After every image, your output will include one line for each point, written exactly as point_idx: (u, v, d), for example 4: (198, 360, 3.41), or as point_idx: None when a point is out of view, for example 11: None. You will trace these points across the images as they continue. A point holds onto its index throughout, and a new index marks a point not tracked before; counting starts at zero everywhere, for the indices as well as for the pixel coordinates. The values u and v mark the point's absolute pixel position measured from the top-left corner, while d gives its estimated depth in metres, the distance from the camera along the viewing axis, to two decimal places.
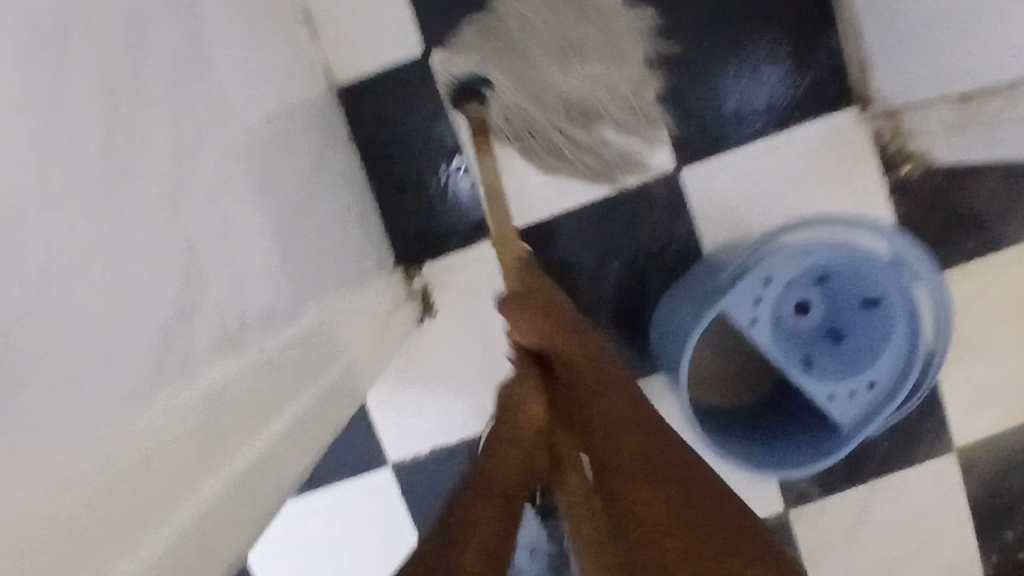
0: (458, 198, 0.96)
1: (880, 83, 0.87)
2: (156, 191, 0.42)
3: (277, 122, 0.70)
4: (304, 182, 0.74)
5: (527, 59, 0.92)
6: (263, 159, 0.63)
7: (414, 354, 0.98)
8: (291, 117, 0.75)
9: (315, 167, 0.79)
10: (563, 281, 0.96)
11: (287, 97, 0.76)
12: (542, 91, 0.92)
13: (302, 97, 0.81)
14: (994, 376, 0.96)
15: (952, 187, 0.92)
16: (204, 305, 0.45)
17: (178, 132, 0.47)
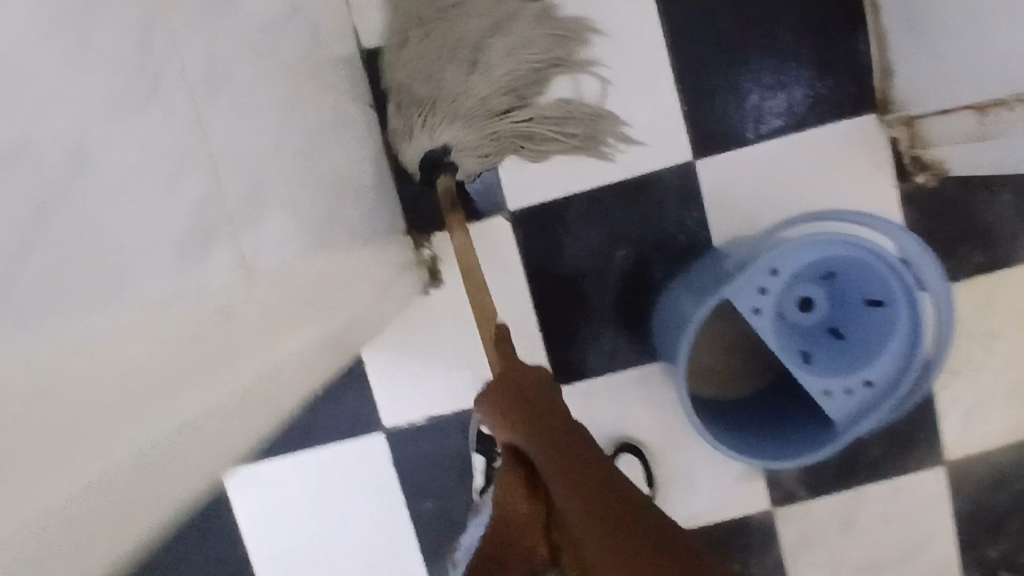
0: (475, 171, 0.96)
1: (900, 91, 0.88)
2: (185, 107, 0.42)
3: (304, 72, 0.71)
4: (324, 133, 0.74)
5: (453, 82, 0.83)
6: (286, 107, 0.64)
7: (415, 323, 0.99)
8: (315, 70, 0.75)
9: (335, 123, 0.79)
10: (569, 262, 0.97)
11: (313, 49, 0.76)
12: (485, 101, 0.85)
13: (328, 53, 0.81)
14: (988, 391, 0.97)
15: (964, 200, 0.92)
16: (226, 229, 0.45)
17: (212, 58, 0.48)
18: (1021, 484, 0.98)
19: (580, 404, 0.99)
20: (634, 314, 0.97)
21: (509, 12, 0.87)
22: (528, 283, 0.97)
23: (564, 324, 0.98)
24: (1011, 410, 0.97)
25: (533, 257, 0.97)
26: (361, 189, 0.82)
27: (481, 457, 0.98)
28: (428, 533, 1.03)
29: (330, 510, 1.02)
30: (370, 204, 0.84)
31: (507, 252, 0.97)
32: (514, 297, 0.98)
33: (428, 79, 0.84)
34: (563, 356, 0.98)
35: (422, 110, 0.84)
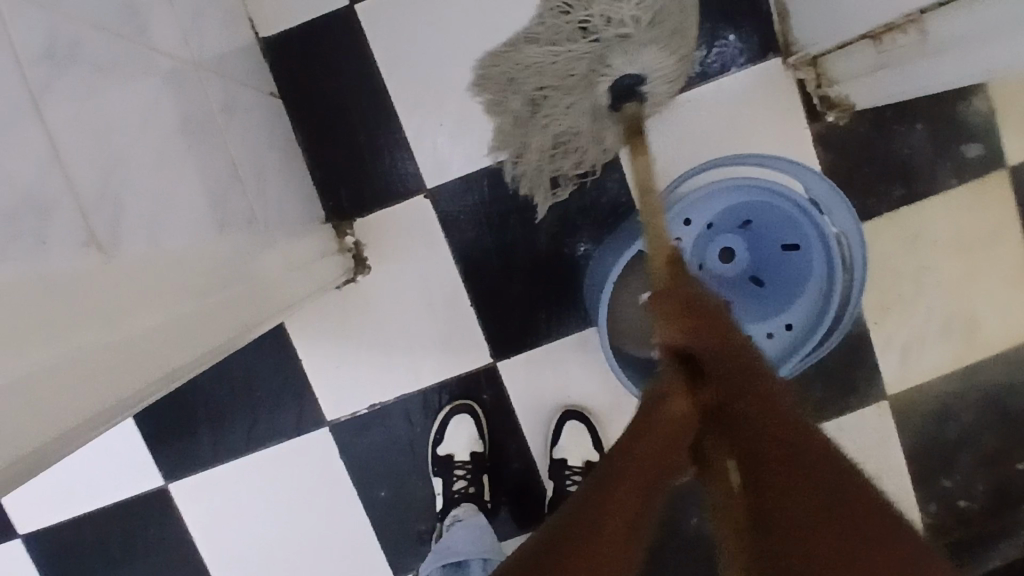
0: (391, 154, 0.96)
1: (797, 34, 0.88)
2: (11, 103, 0.41)
3: (187, 62, 0.70)
4: (215, 124, 0.73)
5: (546, 108, 0.87)
6: (164, 98, 0.63)
7: (347, 311, 0.99)
8: (202, 64, 0.74)
9: (230, 117, 0.78)
10: (493, 236, 0.96)
11: (200, 43, 0.75)
12: (560, 79, 0.85)
13: (218, 46, 0.80)
14: (927, 325, 0.97)
15: (878, 136, 0.93)
16: (65, 225, 0.43)
17: (49, 49, 0.46)
18: (966, 413, 1.00)
19: (521, 377, 0.99)
20: (565, 281, 0.97)
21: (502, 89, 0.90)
22: (456, 261, 0.97)
23: (494, 299, 0.98)
24: (951, 343, 0.98)
25: (457, 235, 0.97)
26: (266, 182, 0.82)
27: (440, 479, 0.98)
28: (385, 523, 1.02)
29: (284, 508, 1.02)
30: (277, 194, 0.84)
31: (432, 233, 0.97)
32: (444, 276, 0.97)
33: (559, 107, 0.86)
34: (499, 331, 0.98)
35: (580, 88, 0.84)
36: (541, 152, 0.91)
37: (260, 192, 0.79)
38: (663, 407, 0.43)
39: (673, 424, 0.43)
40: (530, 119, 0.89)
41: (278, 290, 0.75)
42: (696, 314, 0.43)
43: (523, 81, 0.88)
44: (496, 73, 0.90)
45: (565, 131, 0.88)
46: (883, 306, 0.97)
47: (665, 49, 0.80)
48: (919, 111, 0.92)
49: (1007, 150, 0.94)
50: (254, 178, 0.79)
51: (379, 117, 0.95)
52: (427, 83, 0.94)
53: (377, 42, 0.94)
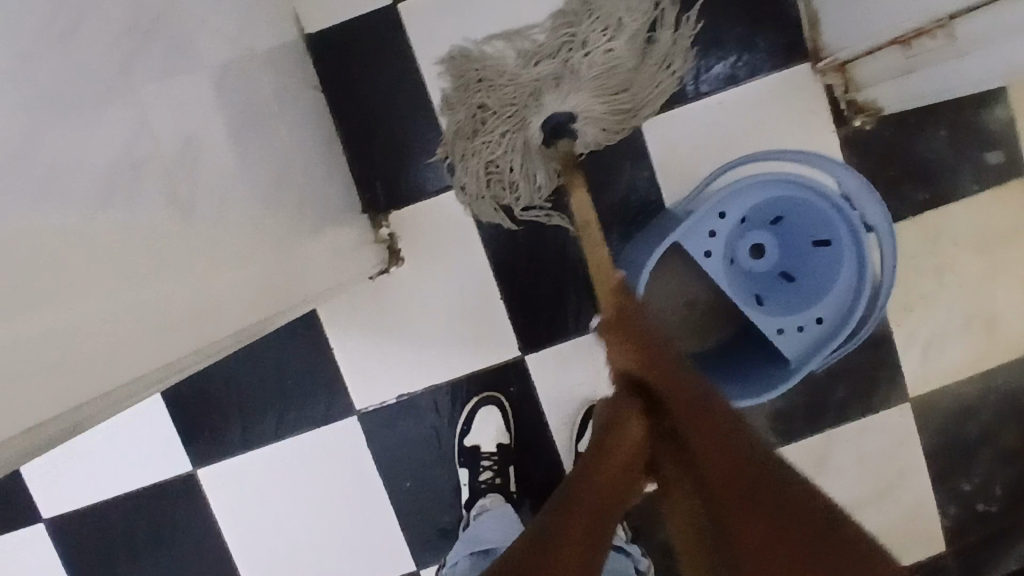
0: (427, 149, 0.98)
1: (825, 40, 0.91)
2: (103, 70, 0.43)
3: (243, 50, 0.73)
4: (266, 112, 0.75)
5: (489, 126, 0.93)
6: (226, 80, 0.65)
7: (379, 302, 1.00)
8: (255, 54, 0.77)
9: (279, 106, 0.80)
10: (524, 231, 0.99)
11: (254, 34, 0.78)
12: (509, 102, 0.92)
13: (268, 38, 0.83)
14: (948, 327, 0.99)
15: (903, 141, 0.95)
16: (146, 189, 0.46)
17: (135, 23, 0.49)
18: (985, 416, 1.01)
19: (548, 371, 1.01)
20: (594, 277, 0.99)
21: (457, 102, 0.95)
22: (487, 255, 0.99)
23: (524, 293, 1.00)
24: (972, 345, 0.99)
25: (489, 230, 0.99)
26: (308, 171, 0.84)
27: (466, 470, 1.00)
28: (409, 514, 1.03)
29: (310, 497, 1.03)
30: (319, 183, 0.87)
31: (464, 227, 0.99)
32: (475, 270, 1.00)
33: (498, 129, 0.93)
34: (527, 325, 1.00)
35: (522, 113, 0.92)
36: (467, 168, 0.96)
37: (303, 179, 0.82)
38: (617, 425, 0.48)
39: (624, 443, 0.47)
40: (472, 135, 0.95)
41: (312, 274, 0.78)
42: (638, 347, 0.54)
43: (473, 95, 0.94)
44: (457, 77, 0.95)
45: (494, 159, 0.94)
46: (905, 308, 0.99)
47: (598, 102, 0.92)
48: (943, 118, 0.95)
49: None
50: (299, 167, 0.82)
51: (417, 113, 0.98)
52: None
53: (417, 40, 0.97)
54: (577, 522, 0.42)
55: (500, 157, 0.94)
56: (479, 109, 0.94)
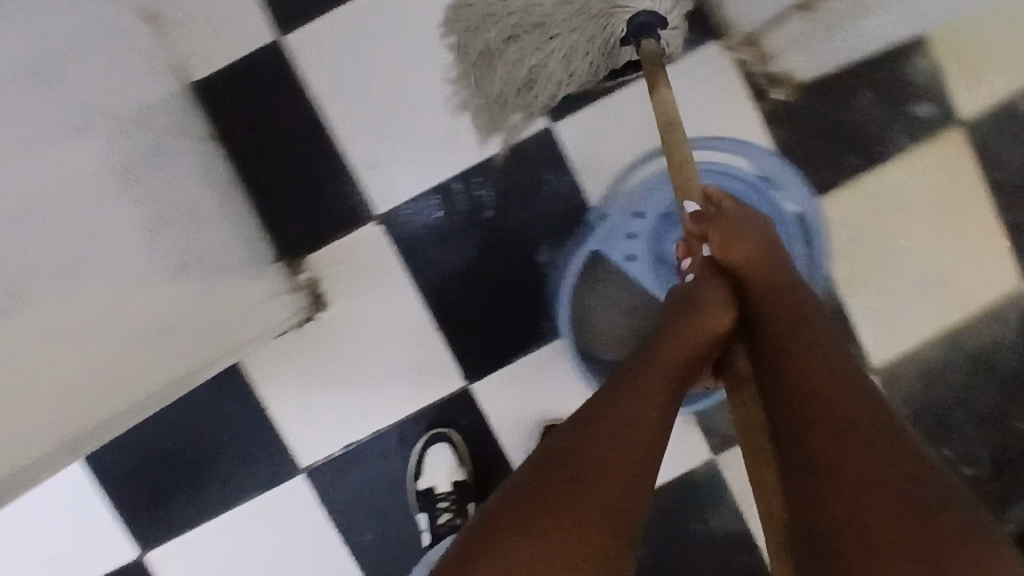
0: (338, 183, 0.94)
1: (728, 12, 0.88)
2: None
3: (113, 109, 0.68)
4: (148, 171, 0.71)
5: (533, 39, 0.86)
6: (83, 143, 0.60)
7: (311, 350, 0.95)
8: (128, 112, 0.72)
9: (164, 165, 0.75)
10: (451, 254, 0.94)
11: (123, 90, 0.73)
12: (558, 14, 0.84)
13: (143, 92, 0.78)
14: (904, 292, 0.96)
15: (829, 107, 0.91)
16: None
17: None
18: (956, 378, 0.97)
19: (499, 397, 0.96)
20: (531, 292, 0.94)
21: (483, 24, 0.88)
22: (417, 285, 0.94)
23: (460, 319, 0.95)
24: (930, 306, 0.96)
25: (415, 259, 0.94)
26: (206, 221, 0.79)
27: (424, 516, 0.94)
28: (376, 567, 0.98)
29: (269, 564, 0.98)
30: (220, 233, 0.81)
31: (390, 258, 0.94)
32: (406, 303, 0.95)
33: (536, 30, 0.85)
34: (469, 352, 0.95)
35: (579, 26, 0.83)
36: (499, 84, 0.89)
37: (199, 229, 0.77)
38: (710, 308, 0.67)
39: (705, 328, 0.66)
40: (506, 56, 0.87)
41: (203, 338, 0.73)
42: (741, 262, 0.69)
43: (501, 11, 0.86)
44: (479, 5, 0.88)
45: (533, 76, 0.88)
46: (855, 277, 0.95)
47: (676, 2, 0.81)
48: (865, 76, 0.91)
49: (956, 106, 0.93)
50: (193, 219, 0.76)
51: (323, 149, 0.93)
52: (365, 107, 0.92)
53: (312, 72, 0.92)
54: (666, 374, 0.64)
55: (541, 75, 0.88)
56: (513, 28, 0.86)
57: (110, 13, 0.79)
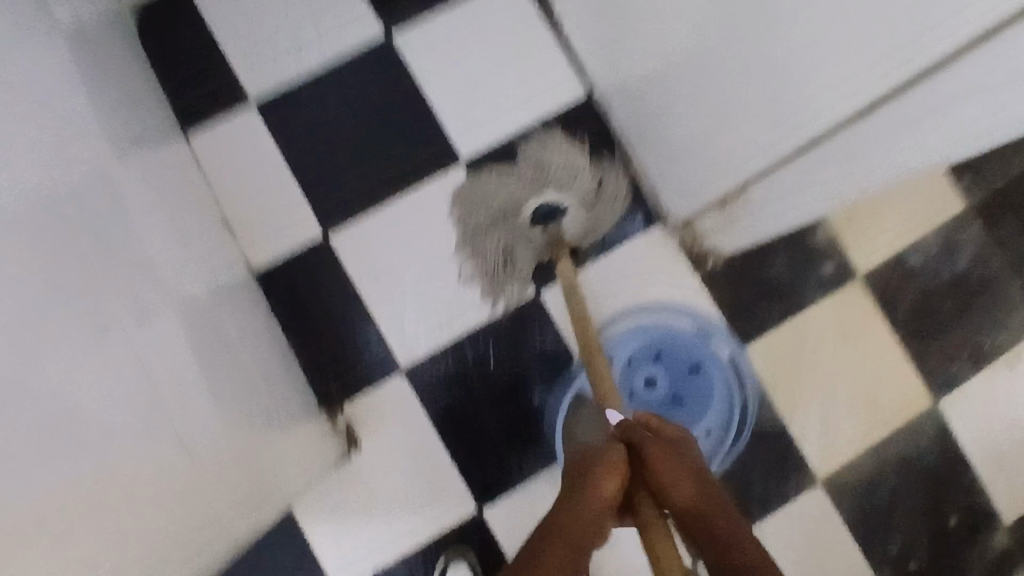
0: (369, 344, 1.16)
1: (666, 205, 1.17)
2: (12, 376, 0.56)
3: (194, 307, 0.90)
4: (218, 350, 0.92)
5: (502, 227, 1.17)
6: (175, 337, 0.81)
7: (347, 485, 1.13)
8: (206, 306, 0.94)
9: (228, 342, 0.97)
10: (461, 398, 1.15)
11: (201, 287, 0.96)
12: (516, 209, 1.18)
13: (216, 287, 1.01)
14: (834, 412, 1.17)
15: (753, 269, 1.18)
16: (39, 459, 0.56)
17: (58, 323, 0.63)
18: (889, 482, 1.16)
19: (506, 519, 1.13)
20: (528, 426, 1.14)
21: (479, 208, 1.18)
22: (434, 424, 1.14)
23: (471, 452, 1.14)
24: (857, 423, 1.17)
25: (433, 403, 1.15)
26: (263, 385, 1.01)
27: None
28: None
29: None
30: (273, 394, 1.02)
31: (411, 404, 1.15)
32: (426, 440, 1.14)
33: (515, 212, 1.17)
34: (479, 481, 1.13)
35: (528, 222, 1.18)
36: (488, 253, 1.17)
37: (258, 394, 0.98)
38: (605, 465, 0.60)
39: (599, 492, 0.58)
40: (490, 232, 1.17)
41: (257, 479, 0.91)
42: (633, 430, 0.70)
43: (489, 201, 1.18)
44: (477, 192, 1.18)
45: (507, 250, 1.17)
46: (792, 400, 1.17)
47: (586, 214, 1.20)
48: (779, 245, 1.19)
49: (853, 264, 1.20)
50: (254, 385, 0.98)
51: (357, 317, 1.17)
52: (391, 283, 1.17)
53: (349, 259, 1.17)
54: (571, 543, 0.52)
55: (510, 250, 1.17)
56: (493, 217, 1.18)
57: (193, 229, 1.04)
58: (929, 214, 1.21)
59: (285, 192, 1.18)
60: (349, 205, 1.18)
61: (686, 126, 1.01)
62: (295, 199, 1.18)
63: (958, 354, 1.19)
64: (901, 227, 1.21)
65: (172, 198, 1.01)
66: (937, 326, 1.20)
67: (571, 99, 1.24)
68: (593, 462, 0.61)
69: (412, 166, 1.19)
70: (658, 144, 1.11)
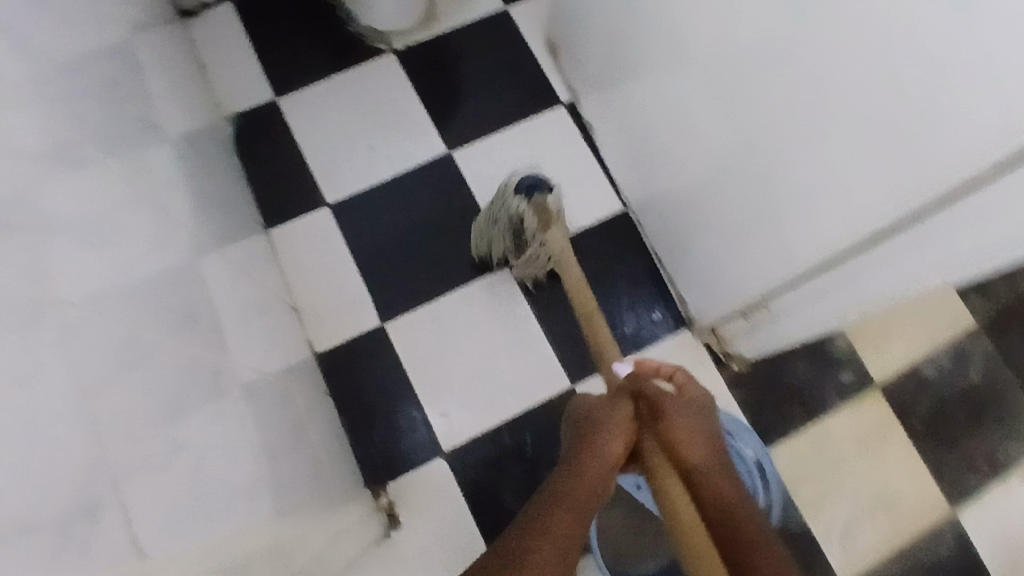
0: (414, 428, 1.25)
1: (693, 311, 1.29)
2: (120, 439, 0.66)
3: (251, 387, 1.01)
4: (273, 427, 1.02)
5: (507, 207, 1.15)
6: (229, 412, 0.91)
7: (385, 563, 1.19)
8: (264, 387, 1.05)
9: (285, 419, 1.07)
10: (498, 483, 1.22)
11: (263, 368, 1.07)
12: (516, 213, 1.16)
13: (280, 368, 1.13)
14: (855, 515, 1.22)
15: (775, 373, 1.27)
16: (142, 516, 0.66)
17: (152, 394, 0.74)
18: None
19: None
20: None
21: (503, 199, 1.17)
22: (471, 508, 1.21)
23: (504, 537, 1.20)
24: (878, 528, 1.21)
25: (470, 487, 1.22)
26: (313, 459, 1.09)
27: None
28: None
29: None
30: (321, 467, 1.11)
31: (450, 487, 1.22)
32: (462, 523, 1.20)
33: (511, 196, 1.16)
34: None
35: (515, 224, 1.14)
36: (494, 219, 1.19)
37: (306, 466, 1.06)
38: (611, 431, 0.80)
39: (607, 449, 0.78)
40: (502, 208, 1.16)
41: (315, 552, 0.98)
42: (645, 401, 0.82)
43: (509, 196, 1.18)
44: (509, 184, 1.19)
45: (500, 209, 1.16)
46: (815, 502, 1.22)
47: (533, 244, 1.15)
48: (799, 352, 1.28)
49: (870, 372, 1.28)
50: (302, 456, 1.06)
51: (405, 402, 1.26)
52: (439, 371, 1.28)
53: (402, 347, 1.29)
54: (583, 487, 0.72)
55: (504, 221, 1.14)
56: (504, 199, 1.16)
57: (262, 316, 1.17)
58: (940, 328, 1.31)
59: (349, 284, 1.32)
60: (405, 298, 1.31)
61: (713, 243, 1.15)
62: (357, 290, 1.31)
63: (975, 462, 1.25)
64: (914, 340, 1.30)
65: (245, 289, 1.15)
66: (954, 433, 1.26)
67: (606, 214, 1.40)
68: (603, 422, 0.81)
69: (464, 266, 1.33)
70: (686, 257, 1.25)
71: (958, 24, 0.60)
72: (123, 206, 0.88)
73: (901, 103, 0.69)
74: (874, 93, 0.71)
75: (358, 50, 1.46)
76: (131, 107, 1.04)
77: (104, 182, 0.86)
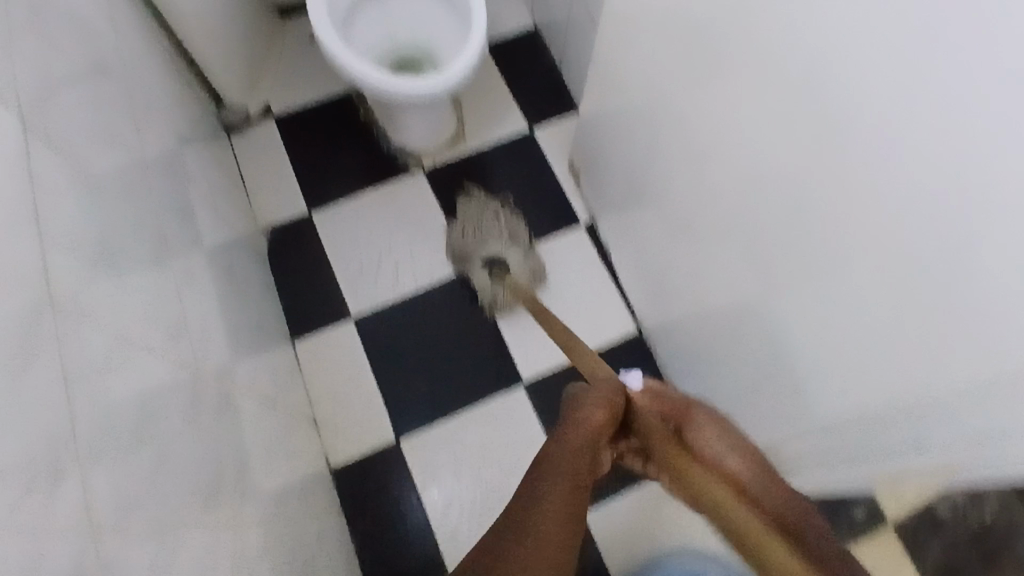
0: (423, 547, 1.27)
1: None
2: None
3: (275, 507, 1.04)
4: (292, 548, 1.04)
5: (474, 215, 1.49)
6: (258, 537, 0.93)
7: None
8: (285, 507, 1.08)
9: (302, 539, 1.09)
10: None
11: (285, 486, 1.10)
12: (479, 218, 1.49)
13: (299, 486, 1.16)
14: None
15: None
16: None
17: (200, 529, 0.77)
18: None
19: None
20: None
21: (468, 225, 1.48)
22: None
23: None
24: None
25: None
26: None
27: None
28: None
29: None
30: None
31: None
32: None
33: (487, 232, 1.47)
34: None
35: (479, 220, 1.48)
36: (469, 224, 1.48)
37: None
38: (590, 402, 0.64)
39: (589, 420, 0.62)
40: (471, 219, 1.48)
41: None
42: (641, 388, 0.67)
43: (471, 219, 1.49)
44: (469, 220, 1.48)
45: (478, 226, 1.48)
46: None
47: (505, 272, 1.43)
48: None
49: (884, 509, 1.28)
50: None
51: (416, 521, 1.29)
52: (451, 489, 1.30)
53: (416, 464, 1.32)
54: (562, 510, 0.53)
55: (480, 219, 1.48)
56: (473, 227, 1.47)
57: (286, 430, 1.21)
58: None
59: (368, 397, 1.36)
60: (423, 414, 1.35)
61: (727, 380, 1.18)
62: (376, 404, 1.36)
63: None
64: None
65: (272, 403, 1.19)
66: None
67: (622, 336, 1.44)
68: (580, 395, 0.67)
69: (481, 383, 1.37)
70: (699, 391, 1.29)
71: (955, 156, 0.55)
72: (180, 327, 0.92)
73: (887, 220, 0.65)
74: (863, 210, 0.67)
75: (388, 167, 1.54)
76: (182, 224, 1.10)
77: (167, 302, 0.91)
